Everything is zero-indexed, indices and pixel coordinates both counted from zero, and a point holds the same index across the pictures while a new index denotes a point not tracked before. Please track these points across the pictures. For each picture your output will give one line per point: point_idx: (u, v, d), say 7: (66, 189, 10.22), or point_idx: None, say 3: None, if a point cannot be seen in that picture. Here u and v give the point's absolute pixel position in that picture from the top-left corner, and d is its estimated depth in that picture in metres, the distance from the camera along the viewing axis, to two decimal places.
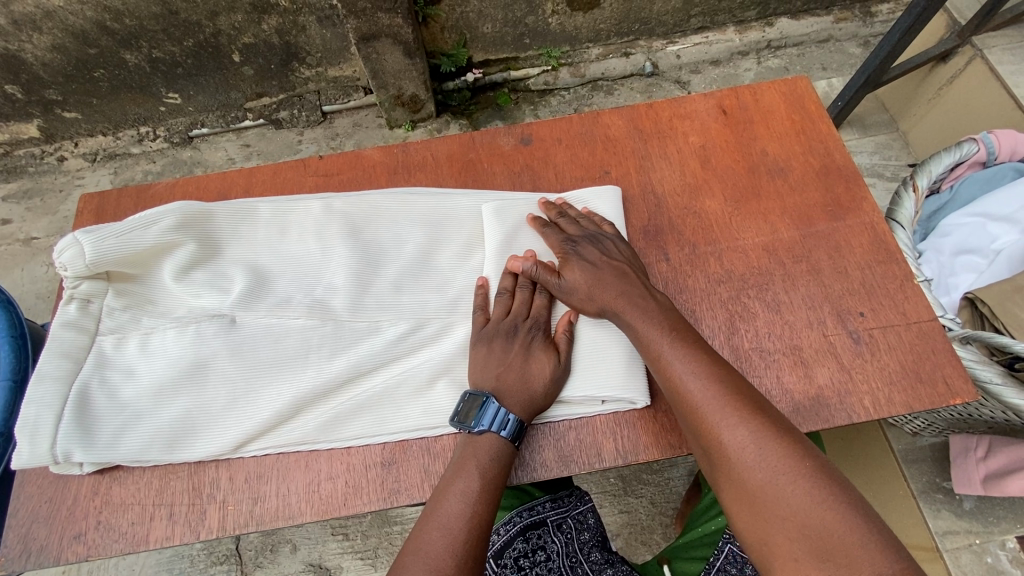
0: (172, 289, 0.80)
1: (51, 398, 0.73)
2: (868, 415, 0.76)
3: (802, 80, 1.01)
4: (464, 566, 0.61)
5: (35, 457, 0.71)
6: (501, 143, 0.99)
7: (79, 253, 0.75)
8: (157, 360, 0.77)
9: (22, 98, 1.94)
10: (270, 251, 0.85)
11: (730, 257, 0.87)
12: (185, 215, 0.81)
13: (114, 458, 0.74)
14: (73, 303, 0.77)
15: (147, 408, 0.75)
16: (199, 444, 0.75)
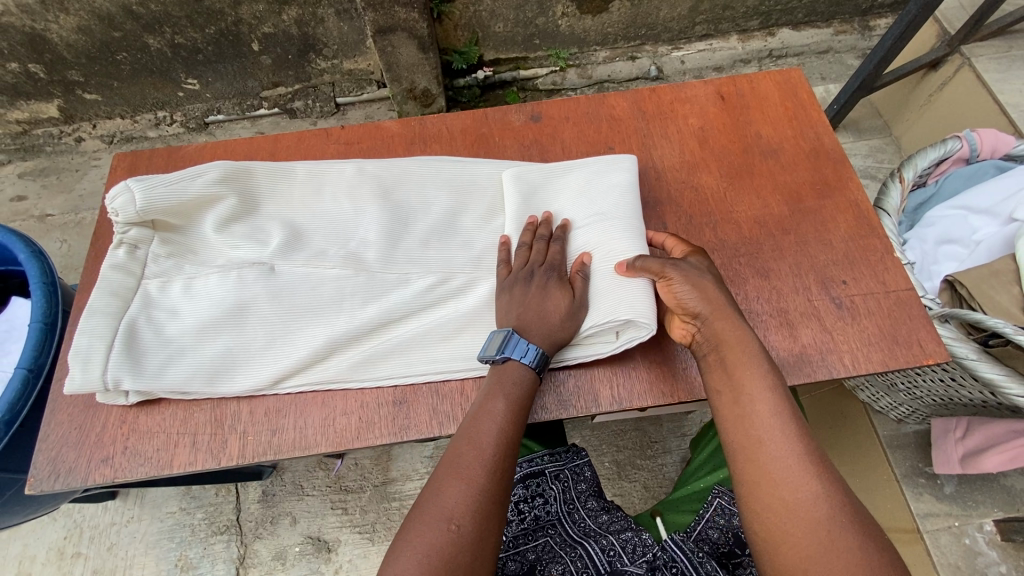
0: (215, 239, 0.86)
1: (102, 330, 0.78)
2: (847, 372, 0.82)
3: (796, 71, 1.08)
4: (494, 476, 0.67)
5: (88, 382, 0.75)
6: (512, 119, 1.05)
7: (131, 199, 0.80)
8: (201, 301, 0.82)
9: (45, 78, 2.01)
10: (305, 207, 0.91)
11: (724, 228, 0.93)
12: (229, 170, 0.87)
13: (159, 389, 0.79)
14: (122, 248, 0.82)
15: (190, 344, 0.81)
16: (238, 381, 0.81)
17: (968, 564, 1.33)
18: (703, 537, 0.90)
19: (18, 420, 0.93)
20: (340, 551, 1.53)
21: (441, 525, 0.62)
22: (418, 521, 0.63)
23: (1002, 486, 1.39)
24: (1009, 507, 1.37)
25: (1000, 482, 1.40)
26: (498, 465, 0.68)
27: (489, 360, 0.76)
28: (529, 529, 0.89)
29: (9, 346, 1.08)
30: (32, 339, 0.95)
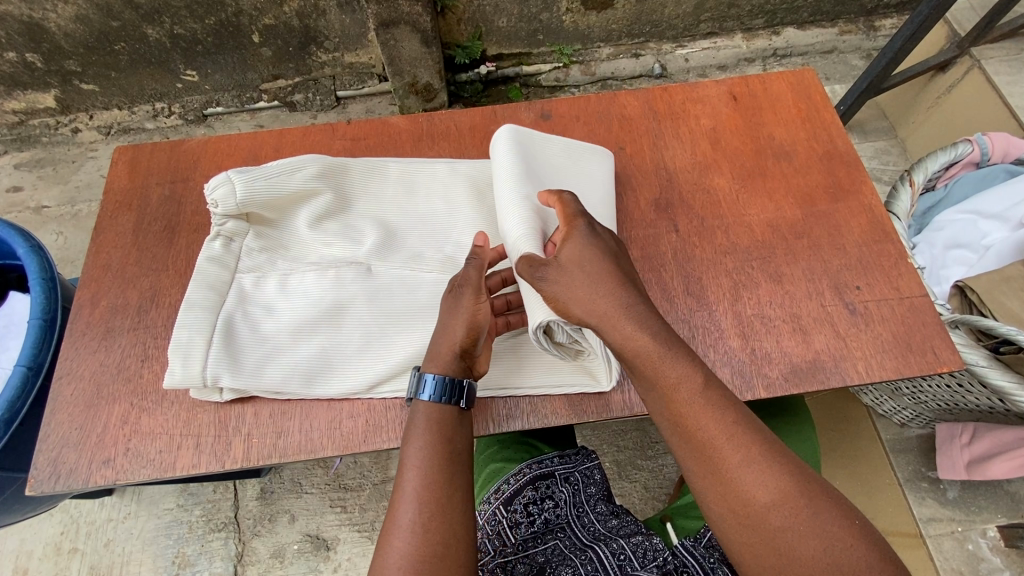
0: (307, 237, 0.86)
1: (203, 324, 0.77)
2: (861, 379, 0.81)
3: (809, 72, 1.07)
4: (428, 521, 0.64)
5: (188, 377, 0.75)
6: (522, 117, 1.03)
7: (232, 190, 0.81)
8: (298, 300, 0.82)
9: (42, 67, 1.97)
10: (397, 207, 0.91)
11: (737, 231, 0.92)
12: (326, 167, 0.87)
13: (255, 388, 0.78)
14: (218, 240, 0.83)
15: (287, 343, 0.80)
16: (334, 381, 0.80)
17: (969, 569, 1.33)
18: None
19: (18, 418, 0.91)
20: (339, 549, 1.52)
21: None
22: None
23: (1005, 492, 1.39)
24: (1011, 512, 1.38)
25: (1003, 487, 1.40)
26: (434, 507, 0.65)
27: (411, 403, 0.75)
28: (539, 532, 0.87)
29: (8, 343, 1.06)
30: (31, 335, 0.94)
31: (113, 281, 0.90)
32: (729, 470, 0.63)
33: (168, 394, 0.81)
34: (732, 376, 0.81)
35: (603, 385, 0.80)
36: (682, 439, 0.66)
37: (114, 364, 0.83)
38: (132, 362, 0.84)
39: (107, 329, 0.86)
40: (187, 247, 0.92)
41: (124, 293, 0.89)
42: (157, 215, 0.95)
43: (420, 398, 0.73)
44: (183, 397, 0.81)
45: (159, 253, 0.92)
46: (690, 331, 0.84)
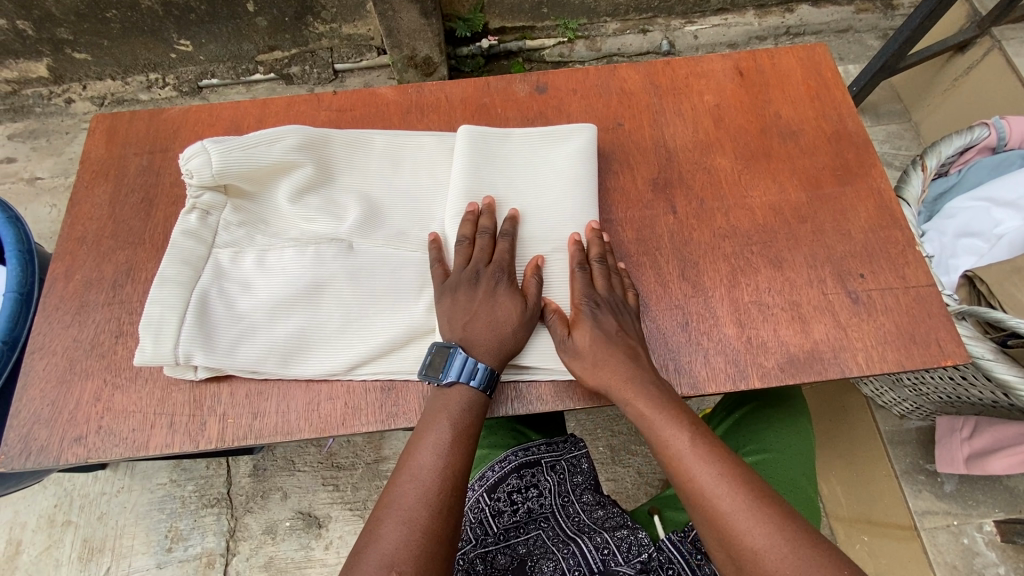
0: (286, 211, 0.83)
1: (175, 301, 0.75)
2: (861, 371, 0.78)
3: (821, 47, 1.01)
4: (436, 514, 0.64)
5: (159, 355, 0.72)
6: (516, 89, 0.99)
7: (207, 161, 0.77)
8: (275, 277, 0.79)
9: (33, 35, 1.92)
10: (382, 183, 0.87)
11: (737, 214, 0.88)
12: (307, 138, 0.83)
13: (230, 367, 0.75)
14: (194, 214, 0.80)
15: (263, 322, 0.77)
16: (312, 362, 0.77)
17: (963, 563, 1.32)
18: None
19: None
20: (331, 527, 1.52)
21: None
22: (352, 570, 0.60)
23: (1005, 487, 1.37)
24: (1010, 507, 1.35)
25: (1003, 482, 1.37)
26: (446, 503, 0.65)
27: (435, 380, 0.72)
28: (521, 522, 0.86)
29: None
30: (6, 309, 0.91)
31: (88, 254, 0.87)
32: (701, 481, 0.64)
33: (142, 371, 0.78)
34: (725, 365, 0.78)
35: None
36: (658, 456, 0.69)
37: (87, 339, 0.81)
38: (106, 338, 0.81)
39: (82, 304, 0.83)
40: (165, 221, 0.89)
41: (100, 267, 0.86)
42: (135, 186, 0.92)
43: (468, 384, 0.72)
44: (157, 375, 0.78)
45: (135, 227, 0.89)
46: (683, 317, 0.81)
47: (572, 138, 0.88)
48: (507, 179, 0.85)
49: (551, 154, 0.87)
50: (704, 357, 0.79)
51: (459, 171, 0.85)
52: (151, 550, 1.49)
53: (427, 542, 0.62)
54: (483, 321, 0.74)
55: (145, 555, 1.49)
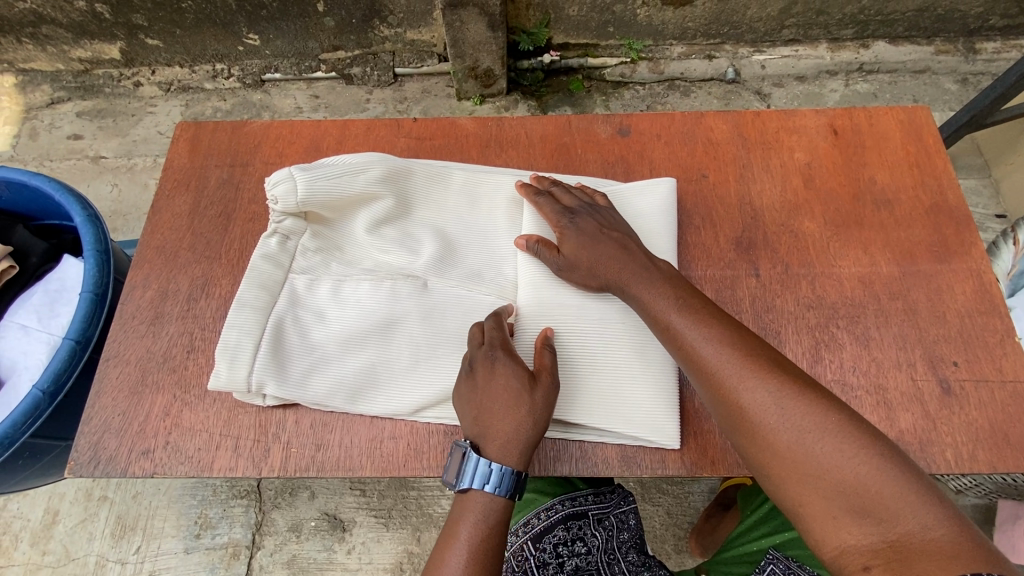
0: (363, 240, 0.83)
1: (251, 326, 0.75)
2: (949, 469, 0.73)
3: (923, 110, 0.96)
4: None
5: (233, 381, 0.73)
6: (598, 130, 0.97)
7: (293, 188, 0.77)
8: (350, 309, 0.79)
9: (110, 19, 1.98)
10: (457, 218, 0.86)
11: (824, 283, 0.84)
12: (390, 169, 0.83)
13: (300, 398, 0.75)
14: (275, 238, 0.80)
15: (334, 354, 0.77)
16: (379, 399, 0.76)
17: None
18: None
19: (63, 390, 0.91)
20: (355, 532, 1.53)
21: None
22: None
23: None
24: None
25: None
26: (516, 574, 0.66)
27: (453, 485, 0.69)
28: None
29: (58, 309, 1.05)
30: (82, 307, 0.93)
31: (165, 264, 0.88)
32: (746, 400, 0.63)
33: (211, 391, 0.79)
34: None
35: (665, 444, 0.74)
36: (692, 371, 0.69)
37: (160, 351, 0.82)
38: (179, 351, 0.82)
39: (156, 315, 0.84)
40: (241, 237, 0.90)
41: (176, 278, 0.87)
42: (214, 199, 0.93)
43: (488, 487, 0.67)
44: (225, 394, 0.79)
45: (213, 240, 0.90)
46: None
47: (650, 195, 0.86)
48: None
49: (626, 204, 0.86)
50: None
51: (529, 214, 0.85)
52: (181, 536, 1.52)
53: None
54: (493, 410, 0.69)
55: (174, 539, 1.52)
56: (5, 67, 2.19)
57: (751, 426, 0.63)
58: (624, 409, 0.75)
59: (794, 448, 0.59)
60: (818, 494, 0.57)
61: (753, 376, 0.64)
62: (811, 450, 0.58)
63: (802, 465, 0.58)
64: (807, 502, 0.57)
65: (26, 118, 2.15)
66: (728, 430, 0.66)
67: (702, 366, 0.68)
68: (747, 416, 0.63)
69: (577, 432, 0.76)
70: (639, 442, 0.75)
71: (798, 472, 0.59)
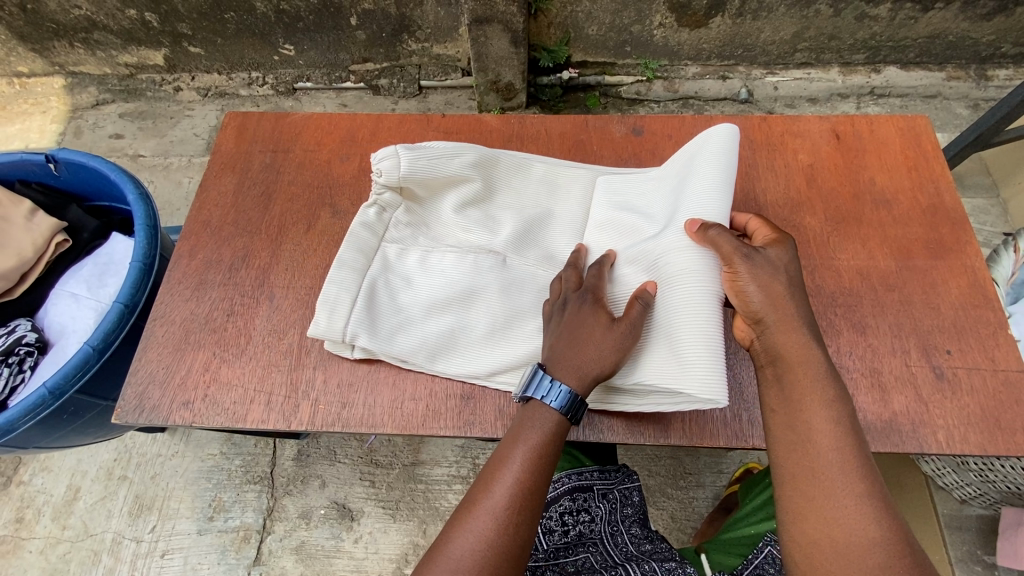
0: (450, 219, 0.90)
1: (349, 283, 0.83)
2: (940, 450, 0.77)
3: (923, 119, 1.02)
4: (526, 495, 0.68)
5: (331, 330, 0.80)
6: (613, 130, 1.04)
7: (396, 163, 0.85)
8: (435, 278, 0.86)
9: (158, 27, 2.12)
10: (536, 205, 0.93)
11: (823, 273, 0.89)
12: (481, 156, 0.90)
13: (386, 352, 0.82)
14: (373, 209, 0.89)
15: (419, 316, 0.84)
16: (455, 361, 0.82)
17: None
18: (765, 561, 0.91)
19: (110, 350, 0.98)
20: (362, 521, 1.57)
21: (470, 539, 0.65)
22: (457, 527, 0.67)
23: None
24: None
25: None
26: (536, 488, 0.68)
27: (520, 399, 0.73)
28: (571, 543, 0.86)
29: (106, 280, 1.14)
30: (131, 275, 1.01)
31: (211, 237, 0.96)
32: (818, 390, 0.68)
33: (249, 350, 0.86)
34: None
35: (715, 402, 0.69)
36: (776, 375, 0.71)
37: (203, 314, 0.89)
38: (219, 314, 0.89)
39: (200, 281, 0.92)
40: (281, 214, 0.97)
41: (220, 249, 0.95)
42: (256, 181, 1.01)
43: (547, 405, 0.71)
44: (261, 354, 0.86)
45: (254, 217, 0.97)
46: None
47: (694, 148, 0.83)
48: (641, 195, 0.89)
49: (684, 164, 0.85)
50: None
51: (600, 198, 0.92)
52: (194, 516, 1.57)
53: (513, 516, 0.66)
54: (574, 344, 0.73)
55: (188, 520, 1.57)
56: (56, 70, 2.34)
57: (812, 444, 0.66)
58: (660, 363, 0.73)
59: (840, 479, 0.64)
60: (850, 488, 0.63)
61: (838, 408, 0.67)
62: (852, 486, 0.63)
63: (839, 492, 0.63)
64: (836, 493, 0.63)
65: (72, 117, 2.30)
66: (777, 412, 0.69)
67: (783, 369, 0.70)
68: (809, 430, 0.66)
69: (639, 400, 0.78)
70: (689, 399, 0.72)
71: (828, 497, 0.63)
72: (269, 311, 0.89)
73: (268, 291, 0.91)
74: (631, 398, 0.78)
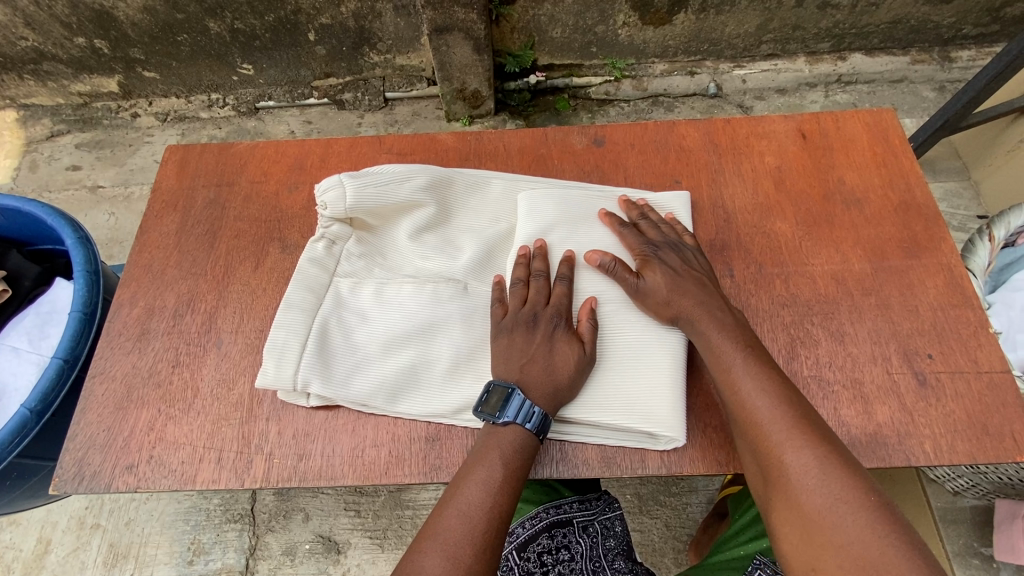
0: (404, 247, 0.85)
1: (299, 326, 0.78)
2: (928, 461, 0.73)
3: (888, 112, 0.99)
4: (497, 506, 0.66)
5: (281, 379, 0.75)
6: (573, 142, 1.00)
7: (341, 194, 0.80)
8: (392, 311, 0.80)
9: (108, 53, 2.04)
10: (496, 224, 0.88)
11: (797, 281, 0.85)
12: (432, 179, 0.86)
13: (343, 397, 0.76)
14: (322, 242, 0.84)
15: (376, 354, 0.78)
16: (418, 401, 0.77)
17: None
18: None
19: (51, 409, 0.91)
20: (350, 554, 1.51)
21: (440, 554, 0.63)
22: (425, 542, 0.64)
23: None
24: None
25: None
26: (508, 498, 0.67)
27: (488, 417, 0.71)
28: None
29: (49, 330, 1.07)
30: (71, 327, 0.95)
31: (153, 281, 0.90)
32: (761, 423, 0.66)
33: (197, 403, 0.80)
34: None
35: (659, 446, 0.75)
36: (735, 426, 0.69)
37: (145, 367, 0.83)
38: (164, 366, 0.83)
39: (143, 331, 0.86)
40: (228, 252, 0.92)
41: (163, 294, 0.89)
42: (201, 218, 0.95)
43: (514, 424, 0.69)
44: (210, 407, 0.80)
45: (199, 257, 0.92)
46: None
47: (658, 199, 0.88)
48: (572, 219, 0.85)
49: (629, 210, 0.86)
50: None
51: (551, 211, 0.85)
52: (173, 563, 1.50)
53: (482, 528, 0.64)
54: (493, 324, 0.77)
55: (167, 568, 1.50)
56: (6, 103, 2.25)
57: (782, 476, 0.63)
58: (629, 402, 0.74)
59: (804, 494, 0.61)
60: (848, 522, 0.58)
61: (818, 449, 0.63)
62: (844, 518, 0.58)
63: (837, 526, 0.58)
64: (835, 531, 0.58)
65: (26, 151, 2.20)
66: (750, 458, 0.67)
67: None
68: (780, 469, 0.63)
69: (584, 433, 0.76)
70: (649, 440, 0.75)
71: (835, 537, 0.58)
72: (218, 359, 0.83)
73: (216, 336, 0.85)
74: (600, 432, 0.76)
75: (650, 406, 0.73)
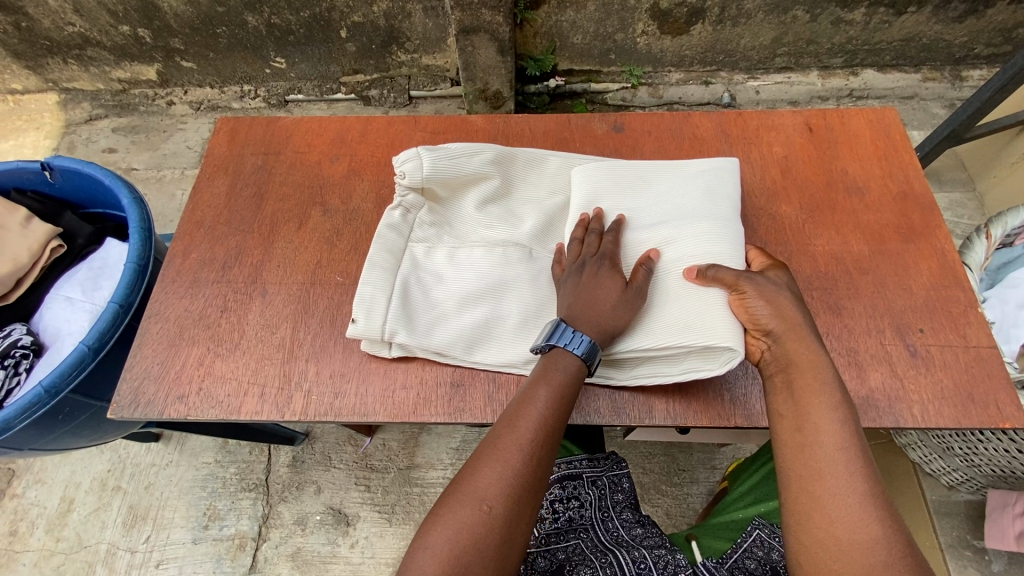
0: (473, 216, 0.92)
1: (383, 283, 0.84)
2: (916, 423, 0.79)
3: (891, 111, 1.06)
4: (549, 431, 0.71)
5: (371, 329, 0.82)
6: (595, 127, 1.07)
7: (419, 165, 0.88)
8: (465, 272, 0.88)
9: (150, 42, 2.16)
10: (555, 198, 0.96)
11: (800, 259, 0.92)
12: (497, 154, 0.94)
13: (426, 348, 0.83)
14: (398, 210, 0.90)
15: (453, 310, 0.85)
16: (492, 351, 0.84)
17: None
18: (755, 544, 0.93)
19: (105, 349, 0.99)
20: (358, 527, 1.56)
21: (496, 471, 0.68)
22: (482, 460, 0.69)
23: None
24: None
25: None
26: (558, 423, 0.72)
27: (540, 348, 0.77)
28: (562, 529, 0.88)
29: (101, 284, 1.16)
30: (126, 277, 1.03)
31: (204, 236, 0.98)
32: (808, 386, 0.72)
33: (243, 343, 0.88)
34: None
35: (719, 367, 0.76)
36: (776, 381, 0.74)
37: (196, 310, 0.91)
38: (213, 311, 0.91)
39: (193, 279, 0.94)
40: (273, 214, 1.00)
41: (213, 249, 0.97)
42: (249, 182, 1.03)
43: (567, 350, 0.75)
44: (254, 347, 0.87)
45: (246, 217, 1.00)
46: None
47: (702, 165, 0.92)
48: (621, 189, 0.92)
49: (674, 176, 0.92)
50: (761, 391, 0.82)
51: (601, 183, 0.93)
52: (189, 525, 1.56)
53: (536, 449, 0.69)
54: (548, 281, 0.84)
55: (183, 529, 1.56)
56: (49, 86, 2.36)
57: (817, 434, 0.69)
58: (681, 328, 0.77)
59: (825, 426, 0.68)
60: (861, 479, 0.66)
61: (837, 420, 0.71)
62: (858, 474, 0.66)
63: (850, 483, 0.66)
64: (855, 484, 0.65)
65: (65, 133, 2.32)
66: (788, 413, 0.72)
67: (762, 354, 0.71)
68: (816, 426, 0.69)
69: (650, 373, 0.81)
70: (708, 362, 0.77)
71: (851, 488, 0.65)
72: (263, 307, 0.91)
73: (261, 288, 0.93)
74: (663, 370, 0.80)
75: (706, 323, 0.75)
